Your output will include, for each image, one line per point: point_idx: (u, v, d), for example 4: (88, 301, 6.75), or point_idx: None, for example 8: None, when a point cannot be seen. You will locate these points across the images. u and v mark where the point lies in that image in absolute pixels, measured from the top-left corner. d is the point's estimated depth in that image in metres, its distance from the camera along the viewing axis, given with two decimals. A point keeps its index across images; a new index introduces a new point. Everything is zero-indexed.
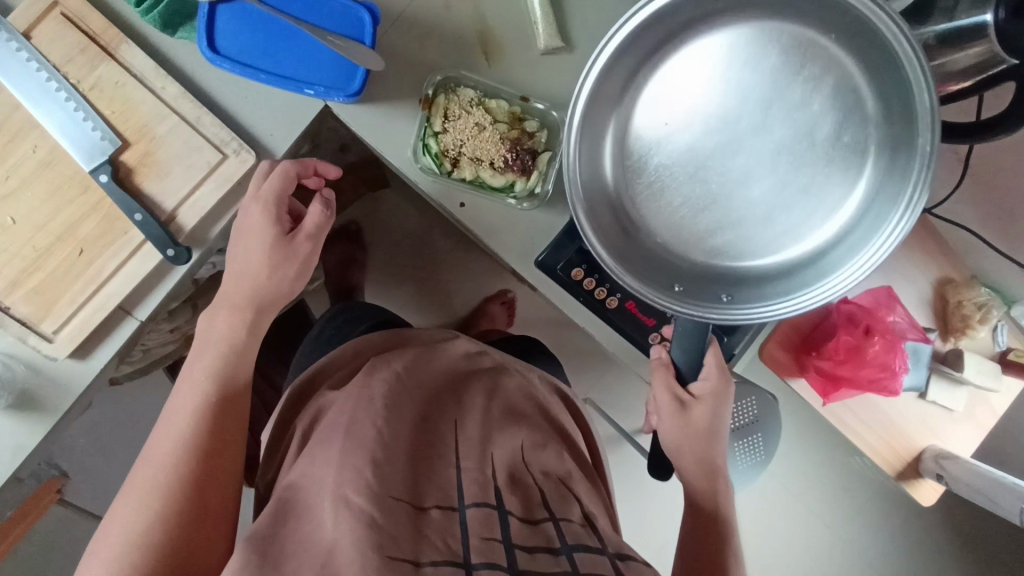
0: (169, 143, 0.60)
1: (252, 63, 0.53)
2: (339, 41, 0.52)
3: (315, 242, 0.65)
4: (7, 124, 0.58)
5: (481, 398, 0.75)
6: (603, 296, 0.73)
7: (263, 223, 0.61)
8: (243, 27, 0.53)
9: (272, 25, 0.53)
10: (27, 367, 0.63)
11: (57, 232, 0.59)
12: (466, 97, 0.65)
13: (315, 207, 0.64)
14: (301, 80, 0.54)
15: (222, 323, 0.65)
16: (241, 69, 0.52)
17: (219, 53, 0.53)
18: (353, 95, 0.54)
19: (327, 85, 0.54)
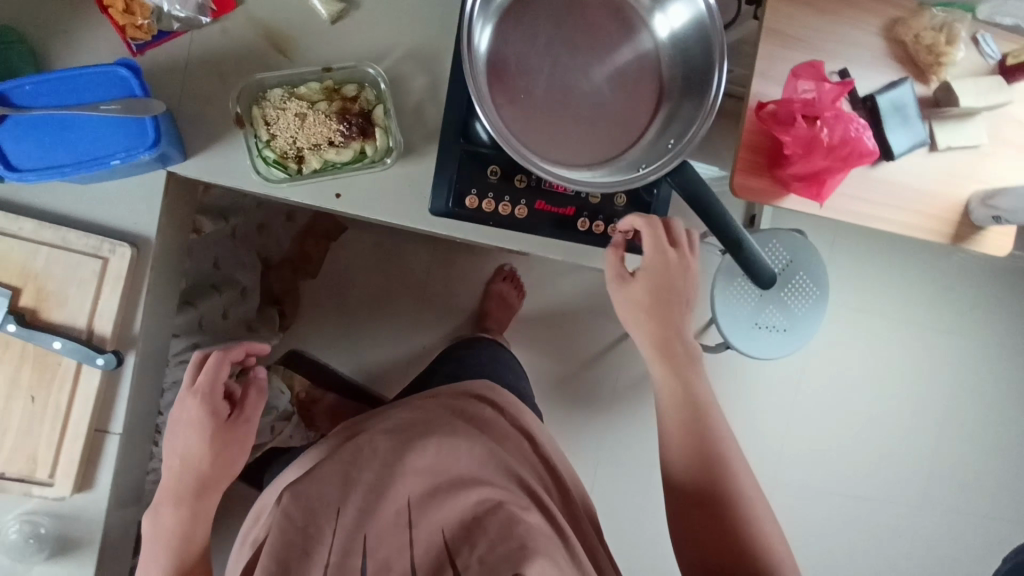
0: (53, 272, 0.64)
1: (55, 163, 0.55)
2: (112, 105, 0.54)
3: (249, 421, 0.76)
4: None
5: (390, 453, 0.69)
6: (509, 210, 0.72)
7: (202, 411, 0.73)
8: (29, 138, 0.55)
9: (51, 121, 0.55)
10: (50, 516, 0.69)
11: (5, 393, 0.64)
12: (275, 97, 0.66)
13: (251, 393, 0.77)
14: (103, 156, 0.56)
15: (164, 520, 0.71)
16: (45, 174, 0.55)
17: (23, 171, 0.55)
18: (153, 145, 0.56)
19: (126, 150, 0.56)
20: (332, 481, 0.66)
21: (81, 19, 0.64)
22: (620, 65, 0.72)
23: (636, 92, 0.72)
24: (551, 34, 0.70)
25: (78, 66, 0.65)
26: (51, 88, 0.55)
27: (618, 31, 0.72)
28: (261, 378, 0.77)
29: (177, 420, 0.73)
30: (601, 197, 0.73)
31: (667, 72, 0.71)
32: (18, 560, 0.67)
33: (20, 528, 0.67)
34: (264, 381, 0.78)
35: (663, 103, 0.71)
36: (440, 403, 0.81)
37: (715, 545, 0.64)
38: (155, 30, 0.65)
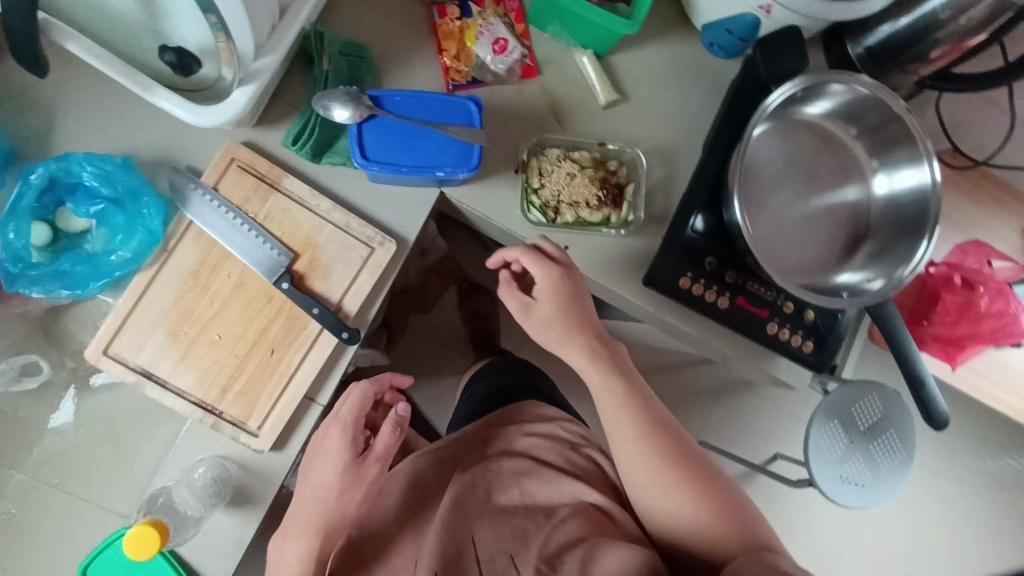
0: (328, 247, 0.72)
1: (396, 161, 0.67)
2: (459, 129, 0.66)
3: (382, 462, 0.71)
4: (208, 259, 0.70)
5: (486, 484, 0.76)
6: (714, 298, 0.79)
7: (341, 444, 0.70)
8: (383, 136, 0.67)
9: (403, 128, 0.68)
10: (237, 464, 0.72)
11: (252, 340, 0.70)
12: (553, 154, 0.77)
13: (386, 431, 0.71)
14: (434, 166, 0.67)
15: (293, 553, 0.68)
16: (392, 168, 0.67)
17: (369, 160, 0.67)
18: (474, 167, 0.67)
19: (455, 166, 0.67)
20: (413, 542, 0.73)
21: (415, 52, 0.77)
22: (836, 202, 0.81)
23: (847, 226, 0.80)
24: (787, 163, 0.81)
25: (401, 87, 0.76)
26: (413, 103, 0.68)
27: (838, 177, 0.81)
28: (396, 420, 0.71)
29: (320, 448, 0.71)
30: (794, 309, 0.81)
31: (875, 219, 0.79)
32: (199, 500, 0.69)
33: (211, 468, 0.71)
34: (399, 428, 0.71)
35: (869, 243, 0.79)
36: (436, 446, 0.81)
37: (688, 526, 0.62)
38: (470, 76, 0.77)
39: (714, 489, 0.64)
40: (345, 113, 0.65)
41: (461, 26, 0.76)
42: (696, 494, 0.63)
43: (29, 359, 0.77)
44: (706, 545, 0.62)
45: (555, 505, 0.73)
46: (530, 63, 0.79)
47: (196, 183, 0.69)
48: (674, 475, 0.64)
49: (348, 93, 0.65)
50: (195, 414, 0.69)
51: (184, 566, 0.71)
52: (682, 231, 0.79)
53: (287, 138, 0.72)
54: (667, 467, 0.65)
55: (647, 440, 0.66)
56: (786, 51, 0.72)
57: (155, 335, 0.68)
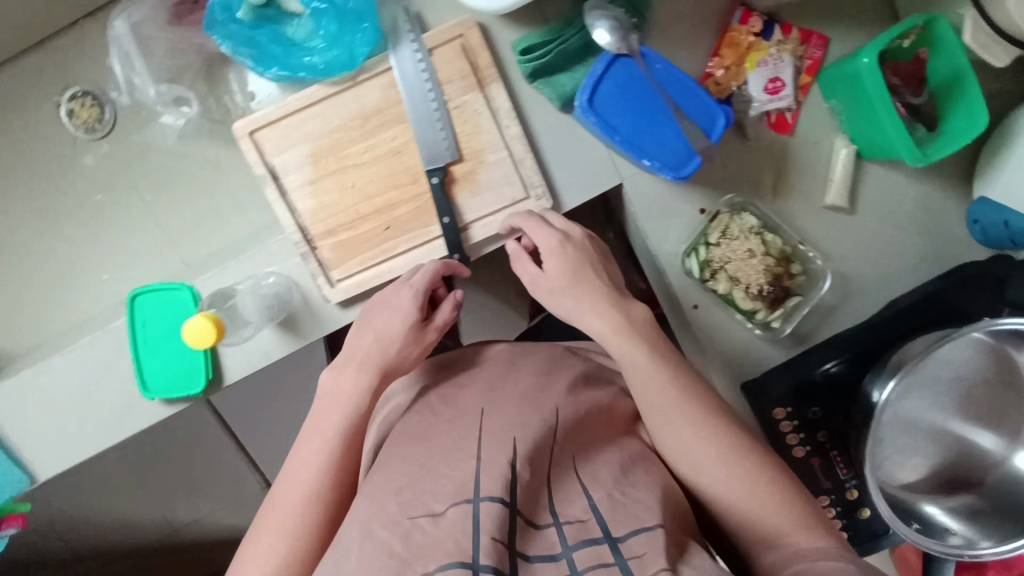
0: (491, 170, 0.69)
1: (615, 123, 0.59)
2: None
3: (440, 335, 0.67)
4: (384, 112, 0.68)
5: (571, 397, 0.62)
6: (792, 442, 0.75)
7: (410, 306, 0.64)
8: (621, 89, 0.59)
9: (646, 95, 0.59)
10: (302, 297, 0.73)
11: (378, 206, 0.70)
12: (749, 223, 0.70)
13: (447, 307, 0.66)
14: (644, 151, 0.60)
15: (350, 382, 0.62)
16: (605, 128, 0.59)
17: (592, 106, 0.59)
18: (683, 177, 0.59)
19: (663, 164, 0.60)
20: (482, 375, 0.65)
21: (686, 39, 0.69)
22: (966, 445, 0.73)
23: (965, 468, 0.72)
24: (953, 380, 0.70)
25: None
26: (670, 78, 0.59)
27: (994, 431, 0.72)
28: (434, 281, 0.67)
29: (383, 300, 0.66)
30: (856, 499, 0.75)
31: (1001, 484, 0.70)
32: (259, 307, 0.72)
33: (279, 285, 0.72)
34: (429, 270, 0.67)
35: (967, 496, 0.72)
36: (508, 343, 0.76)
37: (742, 498, 0.57)
38: (727, 94, 0.70)
39: (792, 483, 0.58)
40: (608, 39, 0.58)
41: (751, 44, 0.68)
42: (777, 486, 0.57)
43: (183, 95, 0.79)
44: (771, 531, 0.55)
45: (619, 436, 0.61)
46: (788, 117, 0.71)
47: (416, 38, 0.66)
48: (749, 468, 0.58)
49: (620, 21, 0.59)
50: (294, 235, 0.70)
51: (213, 366, 0.73)
52: (797, 380, 0.75)
53: (517, 43, 0.67)
54: (751, 475, 0.57)
55: (713, 423, 0.59)
56: None
57: (301, 149, 0.68)
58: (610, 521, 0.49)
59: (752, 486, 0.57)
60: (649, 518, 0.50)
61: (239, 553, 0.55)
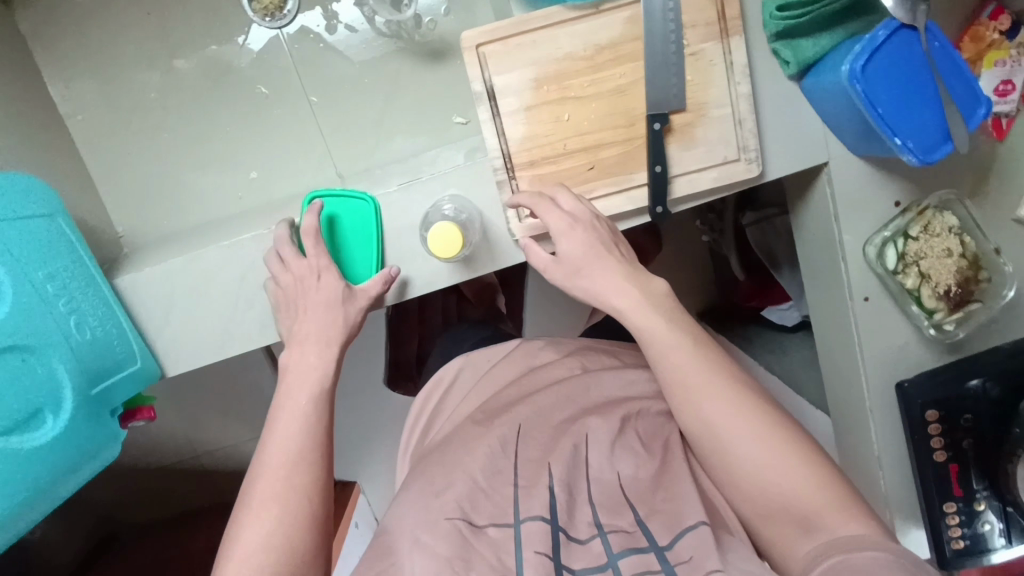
0: (710, 126, 0.67)
1: (879, 96, 0.58)
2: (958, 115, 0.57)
3: (572, 230, 0.62)
4: (617, 46, 0.64)
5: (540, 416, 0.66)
6: (935, 446, 0.76)
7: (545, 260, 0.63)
8: (893, 62, 0.58)
9: (915, 72, 0.58)
10: (483, 228, 0.69)
11: (588, 144, 0.66)
12: (950, 222, 0.70)
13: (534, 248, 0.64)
14: (899, 129, 0.59)
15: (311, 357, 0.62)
16: (868, 99, 0.58)
17: (861, 75, 0.57)
18: (929, 163, 0.59)
19: (914, 146, 0.59)
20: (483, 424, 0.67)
21: None
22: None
23: None
24: None
25: None
26: (946, 59, 0.58)
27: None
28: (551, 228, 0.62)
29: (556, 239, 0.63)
30: (982, 512, 0.77)
31: None
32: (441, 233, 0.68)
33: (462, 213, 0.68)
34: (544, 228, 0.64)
35: None
36: (580, 347, 0.78)
37: (771, 486, 0.56)
38: None
39: (777, 425, 0.57)
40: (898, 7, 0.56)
41: (993, 42, 0.67)
42: (800, 463, 0.56)
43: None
44: (798, 509, 0.55)
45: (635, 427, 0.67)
46: (1004, 121, 0.69)
47: None
48: (774, 439, 0.56)
49: None
50: (495, 162, 0.66)
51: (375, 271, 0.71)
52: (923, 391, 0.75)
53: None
54: (739, 395, 0.58)
55: (741, 394, 0.58)
56: None
57: (525, 71, 0.65)
58: (653, 531, 0.56)
59: (786, 481, 0.55)
60: (696, 515, 0.55)
61: (250, 475, 0.57)
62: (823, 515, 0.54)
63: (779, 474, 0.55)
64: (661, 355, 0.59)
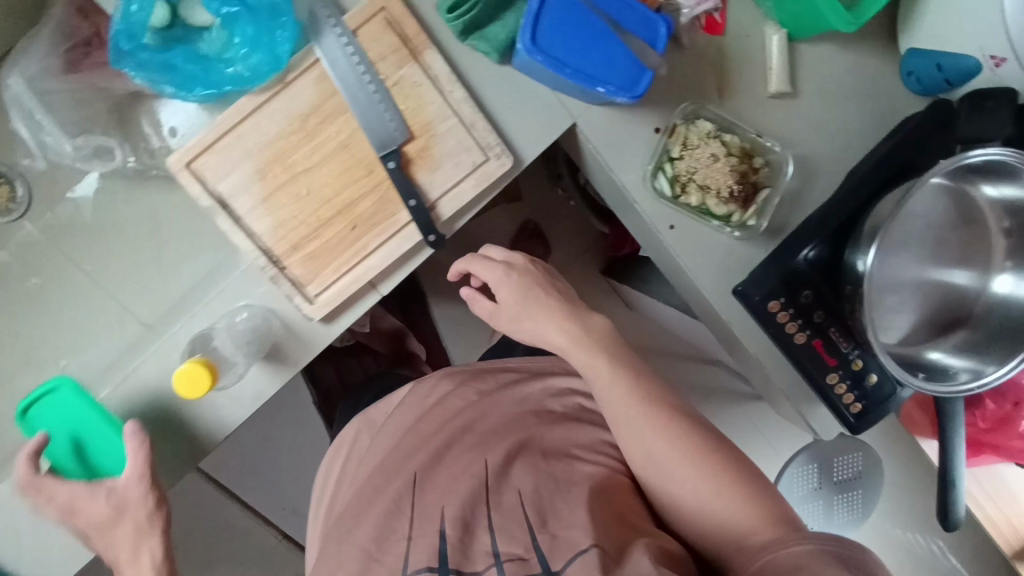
0: (445, 140, 0.67)
1: (562, 57, 0.58)
2: None
3: (507, 280, 0.69)
4: (320, 108, 0.64)
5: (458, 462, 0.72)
6: (793, 330, 0.77)
7: (489, 304, 0.70)
8: (560, 21, 0.58)
9: (584, 21, 0.58)
10: (282, 322, 0.70)
11: (338, 207, 0.66)
12: (704, 129, 0.70)
13: (481, 300, 0.71)
14: (596, 78, 0.59)
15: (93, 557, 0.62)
16: (554, 63, 0.58)
17: (536, 46, 0.58)
18: (639, 96, 0.59)
19: (619, 87, 0.59)
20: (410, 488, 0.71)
21: None
22: (946, 285, 0.76)
23: (955, 304, 0.76)
24: (925, 242, 0.76)
25: None
26: None
27: (970, 265, 0.75)
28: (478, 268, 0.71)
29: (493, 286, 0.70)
30: (863, 369, 0.78)
31: (986, 309, 0.74)
32: (241, 346, 0.68)
33: (255, 318, 0.69)
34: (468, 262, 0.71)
35: (962, 331, 0.75)
36: (475, 371, 0.86)
37: (705, 501, 0.59)
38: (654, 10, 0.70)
39: (710, 447, 0.61)
40: None
41: None
42: (724, 471, 0.60)
43: (105, 145, 0.77)
44: (733, 533, 0.57)
45: (550, 457, 0.72)
46: (717, 18, 0.71)
47: (336, 20, 0.62)
48: (689, 450, 0.61)
49: None
50: (259, 261, 0.66)
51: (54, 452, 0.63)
52: (767, 287, 0.76)
53: (442, 3, 0.64)
54: (664, 420, 0.63)
55: (659, 413, 0.64)
56: (995, 114, 0.65)
57: (244, 168, 0.64)
58: (550, 556, 0.57)
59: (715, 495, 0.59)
60: (585, 540, 0.56)
61: None
62: (752, 510, 0.57)
63: (705, 479, 0.60)
64: (587, 364, 0.67)
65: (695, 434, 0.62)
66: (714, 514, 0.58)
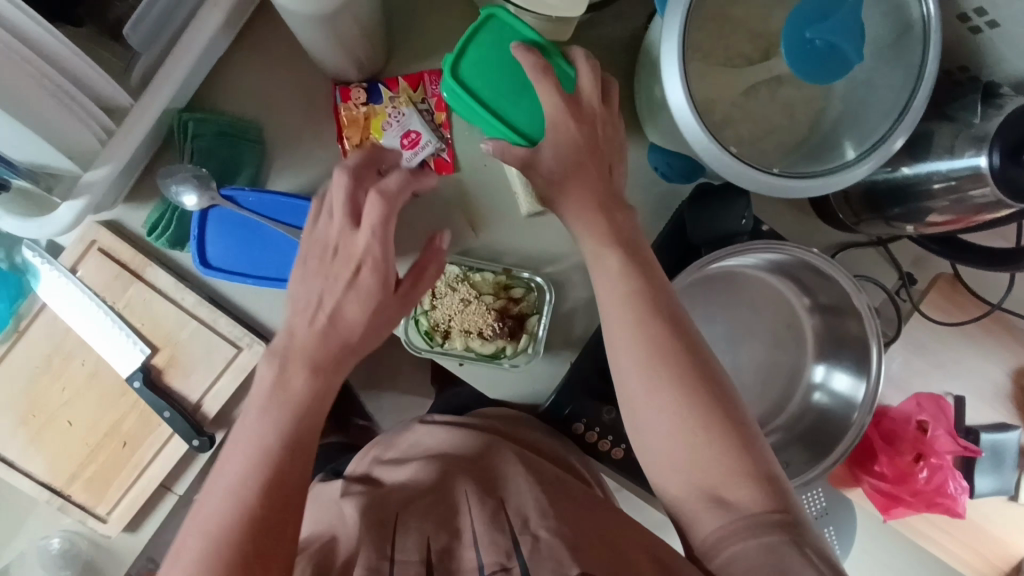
0: (190, 344, 0.67)
1: (240, 269, 0.58)
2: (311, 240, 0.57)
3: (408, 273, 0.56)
4: (61, 346, 0.67)
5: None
6: (607, 447, 0.70)
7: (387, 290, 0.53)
8: (231, 237, 0.58)
9: (257, 230, 0.58)
10: (88, 542, 0.71)
11: (105, 430, 0.68)
12: (449, 274, 0.68)
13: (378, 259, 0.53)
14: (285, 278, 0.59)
15: None
16: (234, 277, 0.57)
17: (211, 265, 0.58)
18: None
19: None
20: None
21: (304, 136, 0.67)
22: (763, 374, 0.70)
23: (772, 390, 0.70)
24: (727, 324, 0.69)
25: (292, 175, 0.68)
26: (268, 200, 0.57)
27: (781, 352, 0.70)
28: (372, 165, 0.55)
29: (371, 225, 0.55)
30: None
31: (799, 405, 0.69)
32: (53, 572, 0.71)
33: (62, 543, 0.71)
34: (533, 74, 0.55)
35: (773, 433, 0.69)
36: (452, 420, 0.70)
37: (695, 469, 0.49)
38: None
39: (704, 401, 0.49)
40: (192, 200, 0.57)
41: (367, 112, 0.67)
42: (727, 453, 0.48)
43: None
44: (721, 488, 0.48)
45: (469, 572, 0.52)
46: (444, 157, 0.69)
47: (54, 264, 0.65)
48: (688, 415, 0.49)
49: (194, 177, 0.56)
50: (43, 495, 0.69)
51: None
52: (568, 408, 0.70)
53: (146, 224, 0.65)
54: (655, 364, 0.50)
55: (656, 365, 0.50)
56: (730, 208, 0.62)
57: (8, 416, 0.68)
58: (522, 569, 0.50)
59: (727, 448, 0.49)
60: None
61: None
62: (770, 473, 0.48)
63: (691, 441, 0.49)
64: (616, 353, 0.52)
65: (718, 393, 0.50)
66: (718, 478, 0.48)
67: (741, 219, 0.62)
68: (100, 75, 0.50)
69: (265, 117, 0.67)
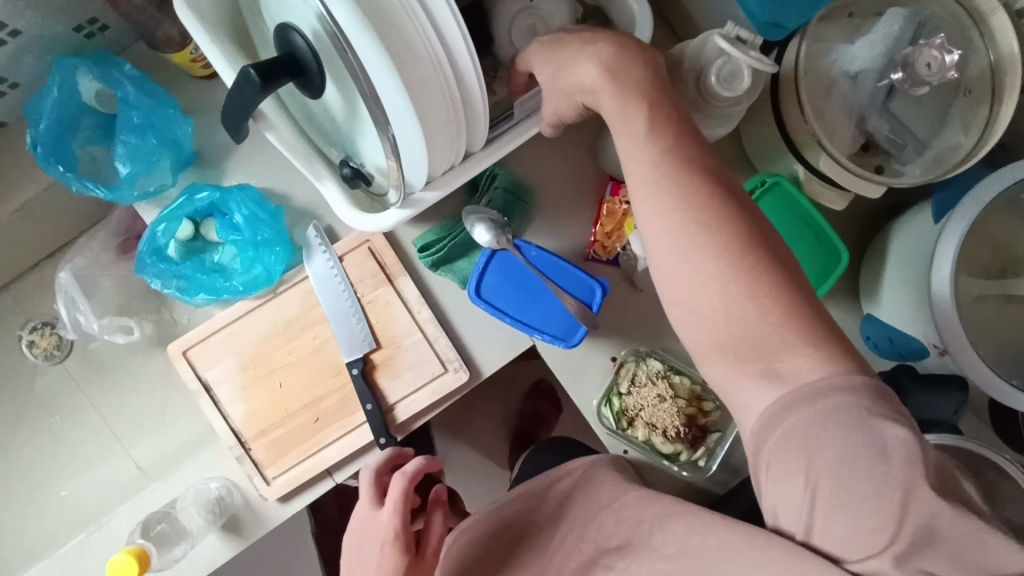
0: (409, 351, 0.74)
1: (503, 308, 0.66)
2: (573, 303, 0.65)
3: (410, 487, 0.59)
4: (303, 316, 0.74)
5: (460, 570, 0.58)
6: None
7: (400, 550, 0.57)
8: (504, 276, 0.67)
9: (526, 279, 0.67)
10: (242, 496, 0.76)
11: (306, 401, 0.74)
12: (653, 368, 0.74)
13: (397, 482, 0.59)
14: (534, 326, 0.67)
15: None
16: (495, 311, 0.66)
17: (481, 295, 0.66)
18: (574, 345, 0.66)
19: (554, 336, 0.67)
20: None
21: (567, 213, 0.76)
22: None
23: None
24: None
25: (543, 239, 0.76)
26: (546, 260, 0.67)
27: None
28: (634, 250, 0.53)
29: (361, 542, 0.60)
30: None
31: None
32: (203, 515, 0.73)
33: (220, 489, 0.75)
34: None
35: None
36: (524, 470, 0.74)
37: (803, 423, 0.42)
38: (615, 254, 0.76)
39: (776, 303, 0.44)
40: (486, 236, 0.66)
41: (626, 211, 0.75)
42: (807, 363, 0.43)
43: (125, 323, 0.84)
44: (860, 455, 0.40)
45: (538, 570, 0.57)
46: None
47: (328, 247, 0.74)
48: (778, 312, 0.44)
49: (495, 219, 0.66)
50: (229, 441, 0.74)
51: None
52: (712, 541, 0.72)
53: (417, 241, 0.74)
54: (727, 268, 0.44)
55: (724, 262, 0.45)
56: (942, 396, 0.68)
57: (230, 360, 0.75)
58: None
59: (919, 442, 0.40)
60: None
61: None
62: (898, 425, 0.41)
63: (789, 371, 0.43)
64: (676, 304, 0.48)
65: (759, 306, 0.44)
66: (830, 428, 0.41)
67: (953, 411, 0.68)
68: (483, 119, 0.59)
69: (539, 187, 0.77)
